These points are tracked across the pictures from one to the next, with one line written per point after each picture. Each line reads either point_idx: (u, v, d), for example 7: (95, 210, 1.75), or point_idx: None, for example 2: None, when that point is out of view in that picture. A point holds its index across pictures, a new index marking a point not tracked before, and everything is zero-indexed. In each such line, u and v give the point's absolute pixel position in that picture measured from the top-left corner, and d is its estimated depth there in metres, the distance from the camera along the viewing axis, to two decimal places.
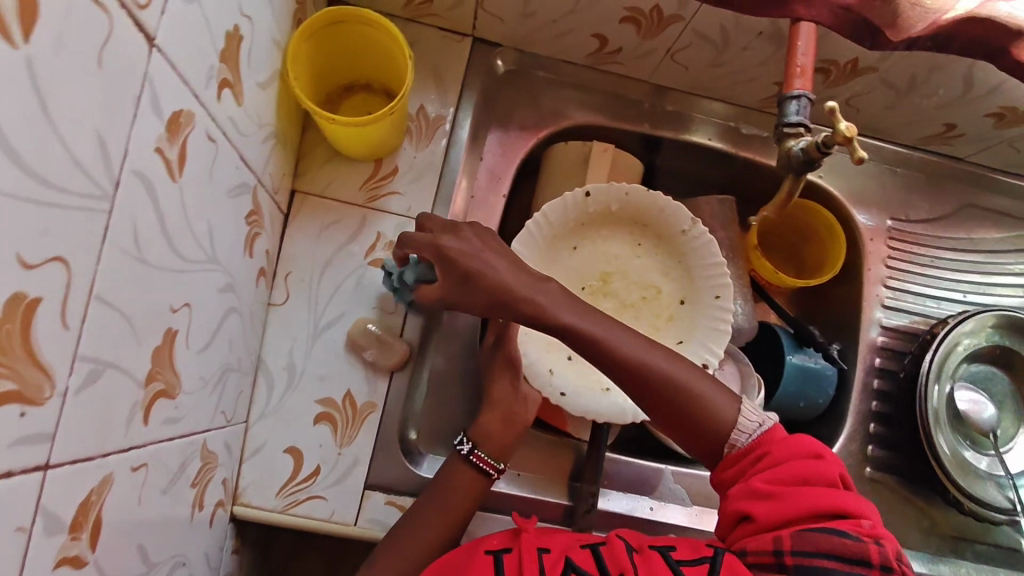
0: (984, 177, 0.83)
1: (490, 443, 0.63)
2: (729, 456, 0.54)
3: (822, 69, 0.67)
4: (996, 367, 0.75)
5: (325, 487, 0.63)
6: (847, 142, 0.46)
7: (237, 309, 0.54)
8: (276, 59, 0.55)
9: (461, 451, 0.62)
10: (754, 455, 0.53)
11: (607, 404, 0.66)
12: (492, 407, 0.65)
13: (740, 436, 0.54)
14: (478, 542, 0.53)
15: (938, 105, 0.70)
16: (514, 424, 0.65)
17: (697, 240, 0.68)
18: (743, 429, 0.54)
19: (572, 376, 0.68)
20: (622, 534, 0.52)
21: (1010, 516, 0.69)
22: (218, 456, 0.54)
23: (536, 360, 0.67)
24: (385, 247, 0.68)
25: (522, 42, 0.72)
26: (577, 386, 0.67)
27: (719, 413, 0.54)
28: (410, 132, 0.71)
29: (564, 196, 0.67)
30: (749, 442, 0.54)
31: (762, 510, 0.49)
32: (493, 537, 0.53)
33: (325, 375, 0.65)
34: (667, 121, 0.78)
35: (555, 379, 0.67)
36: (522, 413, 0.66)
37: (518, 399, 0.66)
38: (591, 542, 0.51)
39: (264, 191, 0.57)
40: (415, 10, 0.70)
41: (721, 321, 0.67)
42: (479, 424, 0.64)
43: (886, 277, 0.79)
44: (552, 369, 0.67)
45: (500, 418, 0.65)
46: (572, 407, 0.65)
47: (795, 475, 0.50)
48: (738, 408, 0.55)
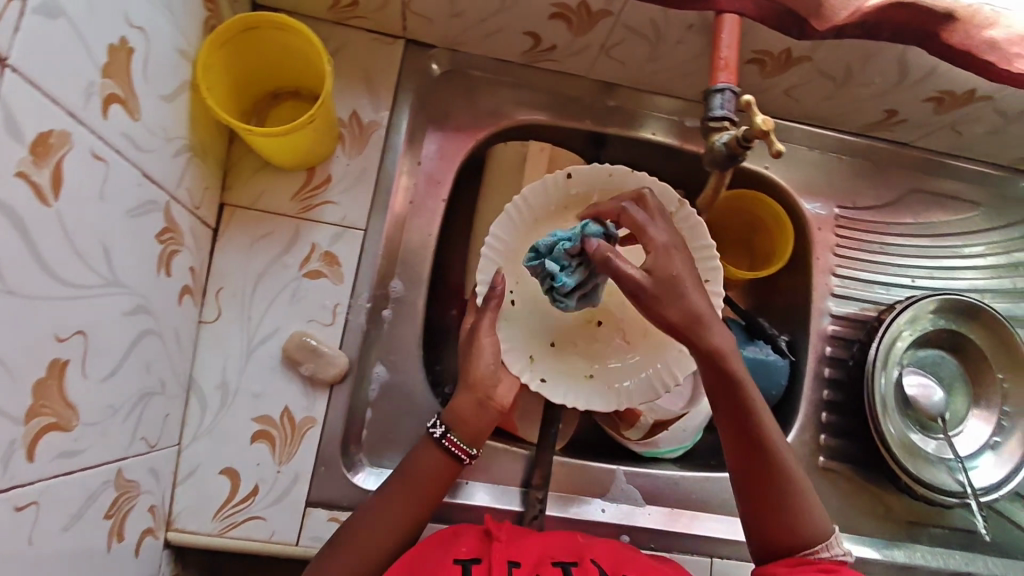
0: (930, 162, 0.83)
1: (463, 428, 0.60)
2: (801, 559, 0.51)
3: (756, 61, 0.65)
4: (945, 351, 0.75)
5: (263, 507, 0.62)
6: (765, 136, 0.45)
7: (154, 331, 0.53)
8: (184, 69, 0.53)
9: (434, 434, 0.59)
10: (826, 566, 0.51)
11: (589, 391, 0.64)
12: (464, 385, 0.61)
13: (824, 549, 0.52)
14: (447, 547, 0.55)
15: (876, 93, 0.69)
16: (489, 408, 0.61)
17: (683, 224, 0.60)
18: (828, 546, 0.52)
19: (556, 363, 0.65)
20: (596, 557, 0.56)
21: (961, 499, 0.69)
22: (138, 484, 0.53)
23: (517, 347, 0.64)
24: (320, 258, 0.66)
25: (455, 41, 0.70)
26: (559, 374, 0.64)
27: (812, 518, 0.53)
28: (343, 138, 0.69)
29: (544, 179, 0.63)
30: (822, 554, 0.52)
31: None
32: (464, 544, 0.56)
33: (261, 393, 0.64)
34: (609, 116, 0.76)
35: (535, 366, 0.64)
36: (497, 398, 0.62)
37: (497, 384, 0.62)
38: (563, 561, 0.54)
39: (180, 207, 0.55)
40: (340, 12, 0.68)
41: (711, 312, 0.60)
42: (454, 409, 0.60)
43: (835, 265, 0.79)
44: (532, 356, 0.64)
45: (473, 403, 0.60)
46: (551, 396, 0.63)
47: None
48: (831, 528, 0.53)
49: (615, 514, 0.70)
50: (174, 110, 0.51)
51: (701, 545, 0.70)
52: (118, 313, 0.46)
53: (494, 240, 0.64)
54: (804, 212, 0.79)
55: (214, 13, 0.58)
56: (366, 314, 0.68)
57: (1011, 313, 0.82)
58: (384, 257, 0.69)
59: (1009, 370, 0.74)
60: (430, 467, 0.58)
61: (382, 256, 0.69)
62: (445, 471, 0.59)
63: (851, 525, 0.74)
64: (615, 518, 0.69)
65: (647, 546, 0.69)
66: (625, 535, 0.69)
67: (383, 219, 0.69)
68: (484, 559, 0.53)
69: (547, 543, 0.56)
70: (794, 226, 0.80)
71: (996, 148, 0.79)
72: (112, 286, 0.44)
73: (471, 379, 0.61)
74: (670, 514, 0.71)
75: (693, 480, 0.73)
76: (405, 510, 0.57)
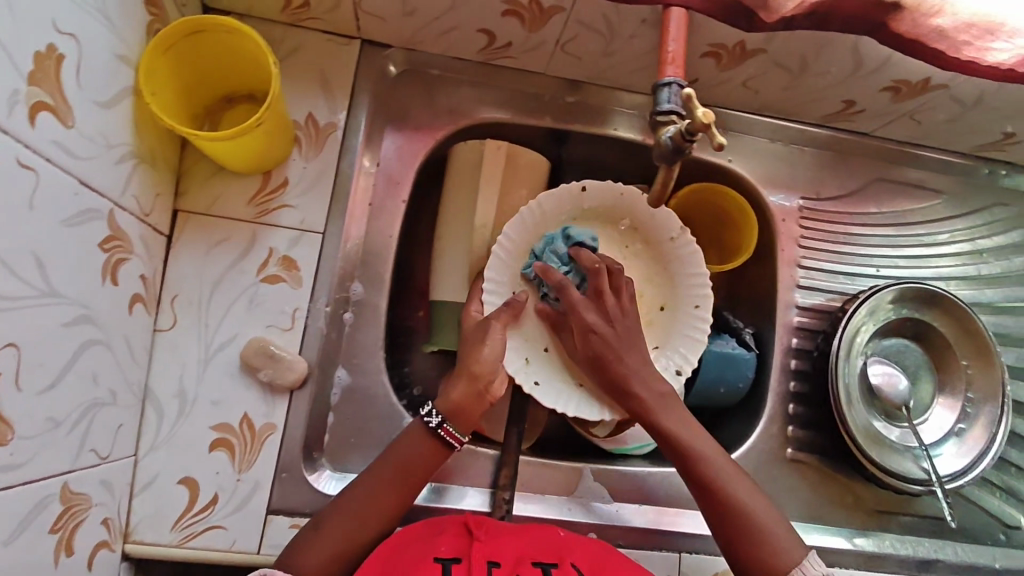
0: (894, 152, 0.83)
1: (460, 418, 0.59)
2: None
3: (711, 54, 0.65)
4: (910, 340, 0.76)
5: (223, 516, 0.61)
6: (707, 128, 0.44)
7: (102, 342, 0.53)
8: (125, 75, 0.52)
9: (428, 424, 0.59)
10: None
11: (578, 399, 0.65)
12: (461, 373, 0.61)
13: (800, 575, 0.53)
14: (427, 546, 0.53)
15: (833, 83, 0.69)
16: (484, 401, 0.61)
17: (683, 251, 0.68)
18: (803, 570, 0.54)
19: (550, 366, 0.67)
20: (575, 562, 0.55)
21: (927, 487, 0.69)
22: (89, 498, 0.53)
23: (516, 346, 0.66)
24: (278, 263, 0.65)
25: (411, 41, 0.70)
26: (552, 379, 0.66)
27: (782, 548, 0.55)
28: (299, 141, 0.68)
29: (560, 188, 0.67)
30: None
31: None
32: (443, 543, 0.54)
33: (220, 400, 0.63)
34: (570, 113, 0.76)
35: (530, 368, 0.66)
36: (492, 392, 0.61)
37: (496, 379, 0.61)
38: (543, 562, 0.53)
39: (127, 214, 0.54)
40: (292, 14, 0.67)
41: (699, 332, 0.67)
42: (452, 398, 0.59)
43: (800, 257, 0.79)
44: (529, 358, 0.66)
45: (472, 394, 0.60)
46: (542, 398, 0.64)
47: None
48: (804, 553, 0.55)
49: (582, 512, 0.69)
50: (114, 118, 0.51)
51: (670, 541, 0.70)
52: (56, 323, 0.46)
53: (505, 240, 0.66)
54: (767, 204, 0.79)
55: (158, 18, 0.57)
56: (326, 318, 0.67)
57: (974, 300, 0.83)
58: (344, 260, 0.69)
59: (972, 358, 0.74)
60: (422, 456, 0.58)
61: (341, 259, 0.68)
62: (435, 460, 0.59)
63: (819, 515, 0.74)
64: (582, 516, 0.69)
65: (615, 543, 0.69)
66: (593, 533, 0.69)
67: (342, 221, 0.69)
68: (465, 559, 0.52)
69: (523, 543, 0.56)
70: (759, 219, 0.80)
71: (957, 137, 0.79)
72: (46, 296, 0.44)
73: (472, 370, 0.60)
74: (638, 510, 0.71)
75: (661, 475, 0.73)
76: (395, 495, 0.57)
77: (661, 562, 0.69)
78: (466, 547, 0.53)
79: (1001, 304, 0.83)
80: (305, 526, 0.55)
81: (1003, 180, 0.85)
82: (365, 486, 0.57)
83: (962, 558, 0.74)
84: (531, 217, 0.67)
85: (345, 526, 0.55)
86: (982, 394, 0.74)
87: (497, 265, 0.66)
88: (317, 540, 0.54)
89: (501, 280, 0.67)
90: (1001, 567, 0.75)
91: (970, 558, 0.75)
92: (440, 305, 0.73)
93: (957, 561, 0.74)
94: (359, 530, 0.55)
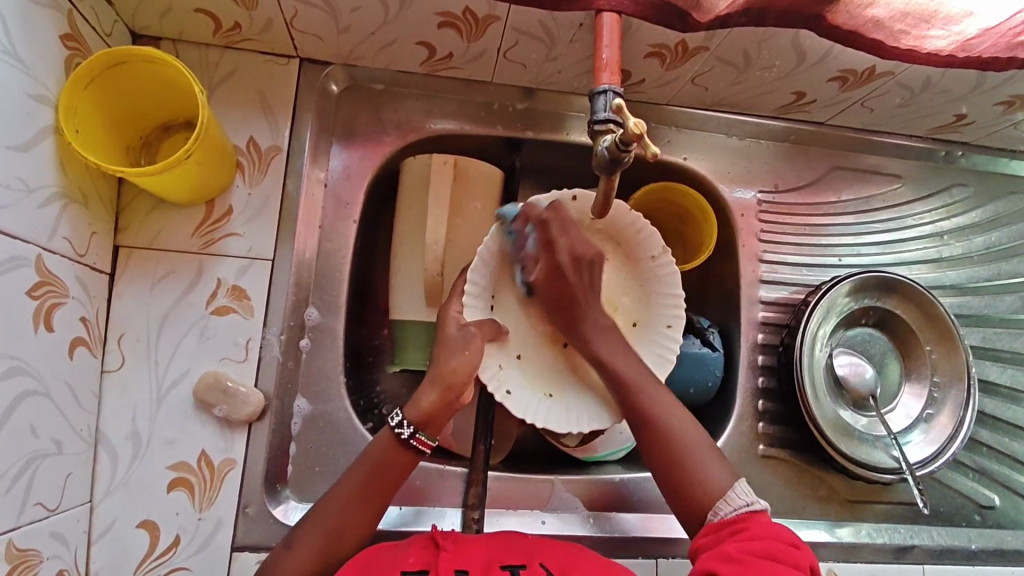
0: (852, 139, 0.82)
1: (432, 425, 0.57)
2: (714, 526, 0.52)
3: (655, 54, 0.64)
4: (873, 328, 0.77)
5: (187, 557, 0.60)
6: (639, 140, 0.43)
7: (39, 392, 0.52)
8: (43, 114, 0.51)
9: (400, 435, 0.56)
10: (731, 530, 0.51)
11: (549, 410, 0.62)
12: (433, 382, 0.57)
13: (723, 507, 0.53)
14: (394, 559, 0.52)
15: (779, 75, 0.68)
16: (455, 407, 0.58)
17: (661, 271, 0.64)
18: (729, 501, 0.53)
19: (523, 374, 0.63)
20: (545, 560, 0.53)
21: (898, 475, 0.70)
22: (41, 550, 0.52)
23: (491, 351, 0.61)
24: (228, 293, 0.64)
25: (351, 57, 0.68)
26: (523, 389, 0.62)
27: (706, 479, 0.54)
28: (242, 166, 0.66)
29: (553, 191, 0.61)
30: (729, 515, 0.52)
31: (725, 570, 0.47)
32: (410, 555, 0.52)
33: (175, 439, 0.61)
34: (521, 120, 0.75)
35: (503, 376, 0.61)
36: (461, 399, 0.58)
37: (469, 386, 0.58)
38: (512, 564, 0.52)
39: (57, 256, 0.54)
40: (226, 37, 0.65)
41: (669, 351, 0.64)
42: (422, 406, 0.56)
43: (762, 251, 0.79)
44: (501, 364, 0.62)
45: (443, 402, 0.57)
46: (513, 407, 0.60)
47: (768, 549, 0.48)
48: (732, 483, 0.54)
49: (556, 524, 0.69)
50: (35, 161, 0.50)
51: (646, 547, 0.69)
52: None
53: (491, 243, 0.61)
54: (725, 199, 0.79)
55: (79, 51, 0.56)
56: (282, 345, 0.66)
57: (937, 282, 0.83)
58: (297, 286, 0.67)
59: (936, 342, 0.75)
60: (395, 459, 0.56)
61: (293, 284, 0.67)
62: (407, 464, 0.57)
63: (795, 509, 0.74)
64: (556, 529, 0.68)
65: None
66: None
67: (292, 246, 0.67)
68: (432, 569, 0.50)
69: (492, 547, 0.54)
70: (720, 215, 0.79)
71: (912, 120, 0.78)
72: None
73: (445, 379, 0.57)
74: (613, 518, 0.70)
75: (635, 481, 0.72)
76: (371, 501, 0.55)
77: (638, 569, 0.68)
78: (433, 558, 0.51)
79: (964, 285, 0.83)
80: (277, 546, 0.54)
81: (960, 160, 0.85)
82: (338, 494, 0.55)
83: (939, 543, 0.74)
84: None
85: (323, 533, 0.53)
86: (947, 377, 0.75)
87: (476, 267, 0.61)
88: (290, 555, 0.52)
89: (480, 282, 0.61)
90: (977, 548, 0.75)
91: (946, 542, 0.75)
92: (400, 324, 0.72)
93: (934, 545, 0.74)
94: (340, 539, 0.54)
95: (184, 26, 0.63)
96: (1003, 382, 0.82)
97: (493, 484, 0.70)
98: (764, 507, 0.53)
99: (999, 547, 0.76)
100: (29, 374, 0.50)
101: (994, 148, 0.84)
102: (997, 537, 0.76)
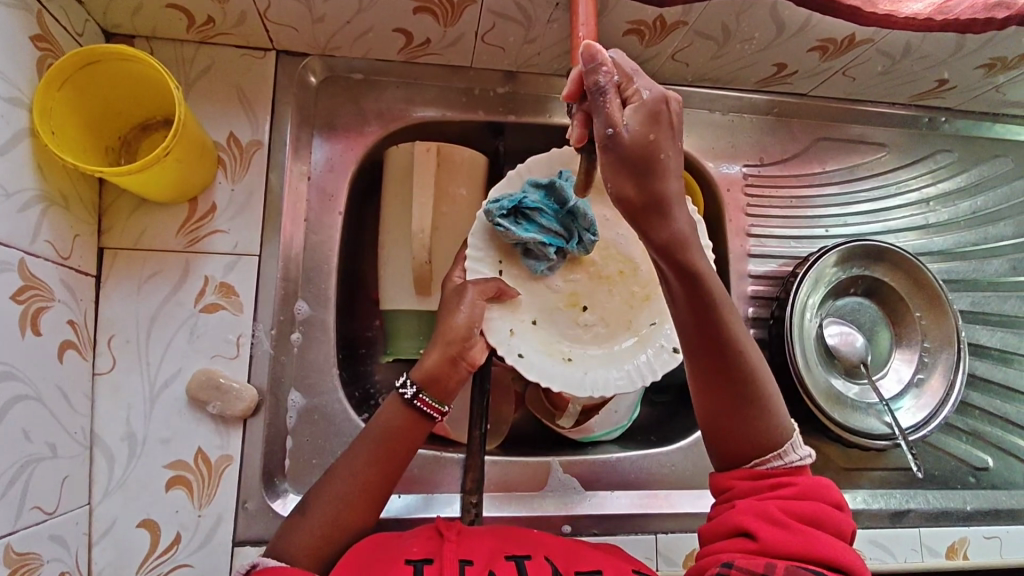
0: (835, 109, 0.82)
1: (436, 387, 0.58)
2: (751, 471, 0.52)
3: (634, 31, 0.64)
4: (862, 297, 0.78)
5: (189, 554, 0.60)
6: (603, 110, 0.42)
7: (30, 395, 0.52)
8: (17, 116, 0.51)
9: (404, 396, 0.57)
10: (775, 481, 0.51)
11: (565, 372, 0.62)
12: (436, 341, 0.59)
13: (774, 459, 0.51)
14: (399, 547, 0.51)
15: (758, 48, 0.68)
16: (460, 367, 0.59)
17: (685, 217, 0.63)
18: (781, 455, 0.52)
19: (535, 340, 0.63)
20: (549, 555, 0.53)
21: (891, 440, 0.70)
22: (41, 554, 0.52)
23: (500, 317, 0.62)
24: (216, 290, 0.64)
25: (328, 48, 0.68)
26: (537, 351, 0.62)
27: (767, 426, 0.52)
28: (223, 163, 0.66)
29: (551, 151, 0.66)
30: (777, 467, 0.51)
31: (768, 534, 0.47)
32: (414, 545, 0.51)
33: (170, 438, 0.61)
34: (502, 104, 0.75)
35: (515, 340, 0.62)
36: (468, 358, 0.60)
37: (473, 344, 0.60)
38: (516, 555, 0.52)
39: (41, 260, 0.53)
40: (201, 32, 0.64)
41: None
42: (426, 366, 0.58)
43: (749, 226, 0.79)
44: (513, 329, 0.62)
45: (446, 360, 0.59)
46: (526, 371, 0.60)
47: (814, 512, 0.48)
48: (788, 435, 0.52)
49: (555, 505, 0.69)
50: (11, 164, 0.50)
51: (646, 524, 0.70)
52: None
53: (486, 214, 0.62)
54: (712, 175, 0.79)
55: (51, 52, 0.55)
56: (272, 341, 0.66)
57: (924, 249, 0.83)
58: (285, 280, 0.67)
59: (926, 308, 0.76)
60: (389, 441, 0.56)
61: (281, 278, 0.67)
62: (418, 436, 0.58)
63: None
64: (554, 509, 0.69)
65: (590, 532, 0.69)
66: (567, 526, 0.69)
67: (278, 240, 0.67)
68: (436, 558, 0.49)
69: (495, 540, 0.53)
70: (706, 190, 0.79)
71: (894, 88, 0.78)
72: None
73: (446, 337, 0.59)
74: (612, 497, 0.71)
75: (631, 460, 0.73)
76: (373, 479, 0.55)
77: (638, 545, 0.69)
78: (436, 547, 0.51)
79: (952, 251, 0.84)
80: (289, 515, 0.54)
81: (944, 126, 0.85)
82: (344, 467, 0.55)
83: (935, 506, 0.75)
84: (515, 181, 0.65)
85: (326, 513, 0.53)
86: (938, 342, 0.75)
87: (478, 230, 0.64)
88: (299, 528, 0.52)
89: (484, 246, 0.64)
90: (972, 509, 0.76)
91: (941, 504, 0.76)
92: (391, 314, 0.72)
93: (930, 508, 0.75)
94: (347, 513, 0.53)
95: (156, 22, 0.62)
96: (993, 345, 0.82)
97: (491, 468, 0.70)
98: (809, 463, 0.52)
99: (995, 507, 0.76)
100: (18, 379, 0.50)
101: (978, 113, 0.85)
102: (992, 497, 0.77)
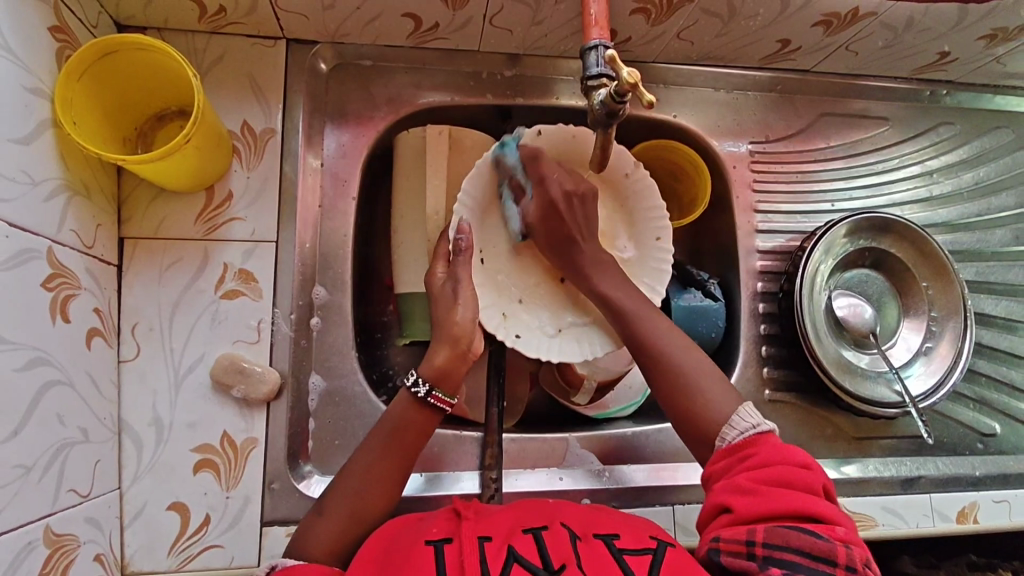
0: (839, 84, 0.82)
1: (447, 383, 0.59)
2: (719, 450, 0.53)
3: (641, 11, 0.65)
4: (870, 269, 0.79)
5: (219, 535, 0.61)
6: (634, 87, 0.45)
7: (63, 380, 0.53)
8: (40, 107, 0.52)
9: (417, 393, 0.57)
10: (743, 453, 0.51)
11: (559, 346, 0.65)
12: (448, 327, 0.60)
13: (729, 431, 0.53)
14: (420, 531, 0.52)
15: (764, 24, 0.69)
16: (468, 360, 0.60)
17: (639, 186, 0.67)
18: (733, 425, 0.53)
19: (525, 317, 0.66)
20: (566, 521, 0.54)
21: (901, 408, 0.72)
22: (77, 535, 0.53)
23: (490, 302, 0.64)
24: (235, 277, 0.65)
25: (337, 34, 0.68)
26: (531, 330, 0.65)
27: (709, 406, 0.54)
28: (238, 152, 0.66)
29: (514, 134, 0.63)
30: (738, 439, 0.52)
31: (741, 504, 0.48)
32: (435, 526, 0.52)
33: (196, 422, 0.62)
34: (510, 88, 0.75)
35: (509, 323, 0.65)
36: (473, 351, 0.61)
37: (477, 335, 0.61)
38: (534, 527, 0.52)
39: (67, 249, 0.54)
40: (212, 21, 0.64)
41: (664, 264, 0.67)
42: (435, 363, 0.58)
43: (755, 202, 0.80)
44: (505, 312, 0.65)
45: (455, 356, 0.59)
46: (526, 349, 0.64)
47: (780, 474, 0.49)
48: (738, 408, 0.54)
49: (573, 480, 0.71)
50: (37, 153, 0.51)
51: (663, 496, 0.71)
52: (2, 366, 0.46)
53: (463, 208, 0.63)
54: (718, 153, 0.80)
55: (68, 43, 0.56)
56: (292, 326, 0.67)
57: (929, 221, 0.84)
58: (302, 267, 0.68)
59: (932, 278, 0.77)
60: (411, 422, 0.57)
61: (299, 266, 0.68)
62: (428, 425, 0.58)
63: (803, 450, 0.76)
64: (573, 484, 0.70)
65: (609, 505, 0.70)
66: (586, 500, 0.70)
67: (294, 228, 0.68)
68: (456, 537, 0.50)
69: (515, 515, 0.54)
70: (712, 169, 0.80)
71: (897, 61, 0.78)
72: None
73: (455, 327, 0.59)
74: (628, 471, 0.72)
75: (646, 434, 0.74)
76: (388, 462, 0.56)
77: (655, 516, 0.70)
78: (455, 527, 0.52)
79: (956, 222, 0.85)
80: (311, 508, 0.55)
81: (945, 99, 0.85)
82: (359, 459, 0.56)
83: (944, 471, 0.77)
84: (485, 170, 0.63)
85: (350, 501, 0.54)
86: (945, 311, 0.77)
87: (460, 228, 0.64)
88: (323, 520, 0.53)
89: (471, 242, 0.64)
90: (981, 474, 0.77)
91: (951, 470, 0.77)
92: (405, 297, 0.73)
93: (939, 474, 0.76)
94: (368, 500, 0.55)
95: (168, 12, 0.62)
96: (998, 313, 0.84)
97: (509, 445, 0.72)
98: (771, 426, 0.53)
99: (1002, 472, 0.78)
100: (50, 363, 0.51)
101: (980, 85, 0.85)
102: (999, 462, 0.78)
